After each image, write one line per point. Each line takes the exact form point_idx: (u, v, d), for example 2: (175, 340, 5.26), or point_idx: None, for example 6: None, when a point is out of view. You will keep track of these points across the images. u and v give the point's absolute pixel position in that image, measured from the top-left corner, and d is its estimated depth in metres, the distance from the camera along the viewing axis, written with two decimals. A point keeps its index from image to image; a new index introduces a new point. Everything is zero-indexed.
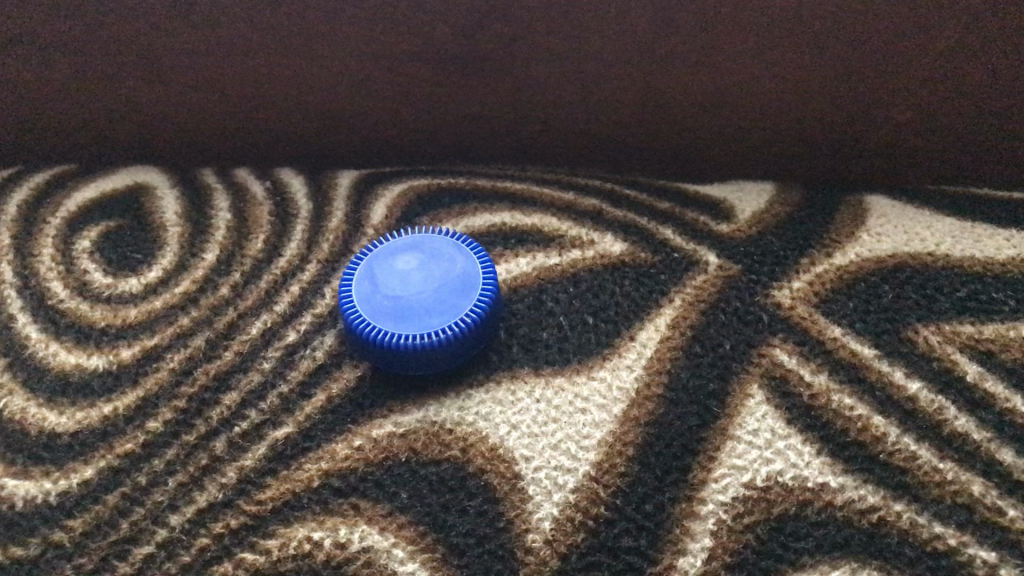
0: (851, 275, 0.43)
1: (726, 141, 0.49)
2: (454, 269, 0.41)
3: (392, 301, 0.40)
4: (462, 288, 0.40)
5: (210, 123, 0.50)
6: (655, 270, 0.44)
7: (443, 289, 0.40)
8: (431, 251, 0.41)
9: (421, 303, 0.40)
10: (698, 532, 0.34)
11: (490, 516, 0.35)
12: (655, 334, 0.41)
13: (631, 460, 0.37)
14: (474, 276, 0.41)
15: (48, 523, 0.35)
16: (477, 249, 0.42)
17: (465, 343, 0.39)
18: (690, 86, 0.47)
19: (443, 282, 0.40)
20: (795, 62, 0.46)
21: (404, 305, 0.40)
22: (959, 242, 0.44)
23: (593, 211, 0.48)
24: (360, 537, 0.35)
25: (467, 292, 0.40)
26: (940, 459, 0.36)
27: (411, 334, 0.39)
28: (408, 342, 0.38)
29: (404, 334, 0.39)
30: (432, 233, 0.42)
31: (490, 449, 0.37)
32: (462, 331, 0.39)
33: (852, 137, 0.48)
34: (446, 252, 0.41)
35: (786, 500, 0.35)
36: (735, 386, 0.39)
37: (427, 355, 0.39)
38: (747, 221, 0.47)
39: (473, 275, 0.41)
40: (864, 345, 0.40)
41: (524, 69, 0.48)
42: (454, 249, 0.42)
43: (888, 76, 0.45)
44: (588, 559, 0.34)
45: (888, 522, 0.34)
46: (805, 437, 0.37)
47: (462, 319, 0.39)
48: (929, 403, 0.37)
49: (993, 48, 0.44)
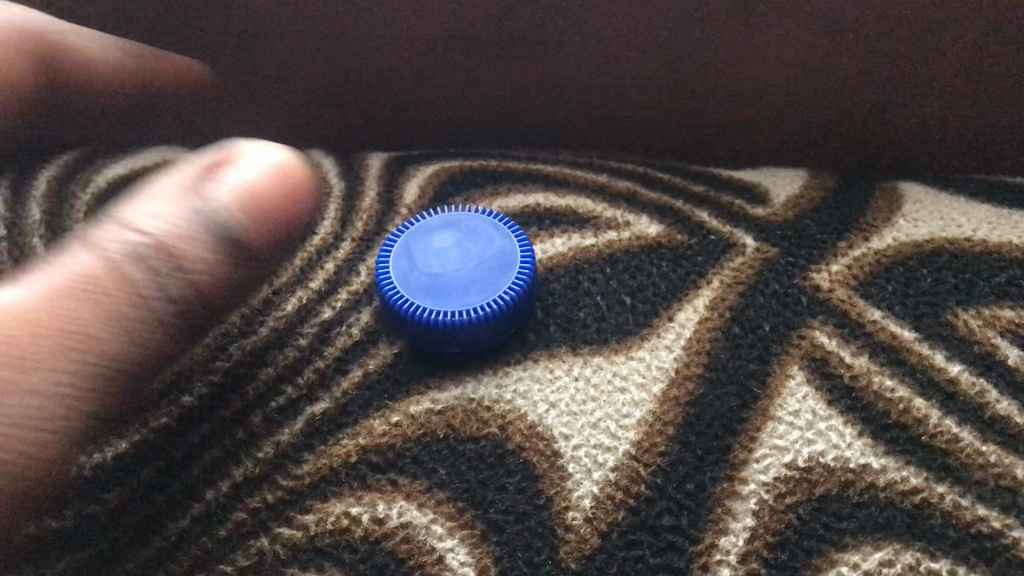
0: (890, 259, 0.43)
1: (759, 127, 0.49)
2: (488, 252, 0.41)
3: (429, 278, 0.40)
4: (497, 270, 0.40)
5: (239, 104, 0.50)
6: (692, 252, 0.44)
7: (477, 273, 0.40)
8: (463, 232, 0.41)
9: (459, 282, 0.40)
10: (740, 511, 0.34)
11: (529, 494, 0.35)
12: (694, 315, 0.41)
13: (672, 439, 0.36)
14: (508, 257, 0.40)
15: (83, 495, 0.35)
16: (515, 227, 0.42)
17: (505, 321, 0.39)
18: (723, 69, 0.47)
19: (480, 261, 0.40)
20: (830, 49, 0.46)
21: (442, 283, 0.40)
22: (995, 228, 0.44)
23: (627, 193, 0.48)
24: (398, 513, 0.34)
25: (502, 274, 0.40)
26: (982, 442, 0.36)
27: (450, 311, 0.39)
28: (448, 320, 0.38)
29: (444, 311, 0.39)
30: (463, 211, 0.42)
31: (529, 426, 0.37)
32: (501, 309, 0.39)
33: (884, 124, 0.48)
34: (483, 231, 0.41)
35: (828, 480, 0.35)
36: (775, 367, 0.38)
37: (467, 332, 0.39)
38: (784, 205, 0.46)
39: (507, 256, 0.40)
40: (904, 327, 0.40)
41: (556, 52, 0.48)
42: (491, 228, 0.41)
43: (919, 65, 0.46)
44: (628, 538, 0.34)
45: (931, 503, 0.34)
46: (846, 419, 0.37)
47: (501, 297, 0.39)
48: (971, 386, 0.37)
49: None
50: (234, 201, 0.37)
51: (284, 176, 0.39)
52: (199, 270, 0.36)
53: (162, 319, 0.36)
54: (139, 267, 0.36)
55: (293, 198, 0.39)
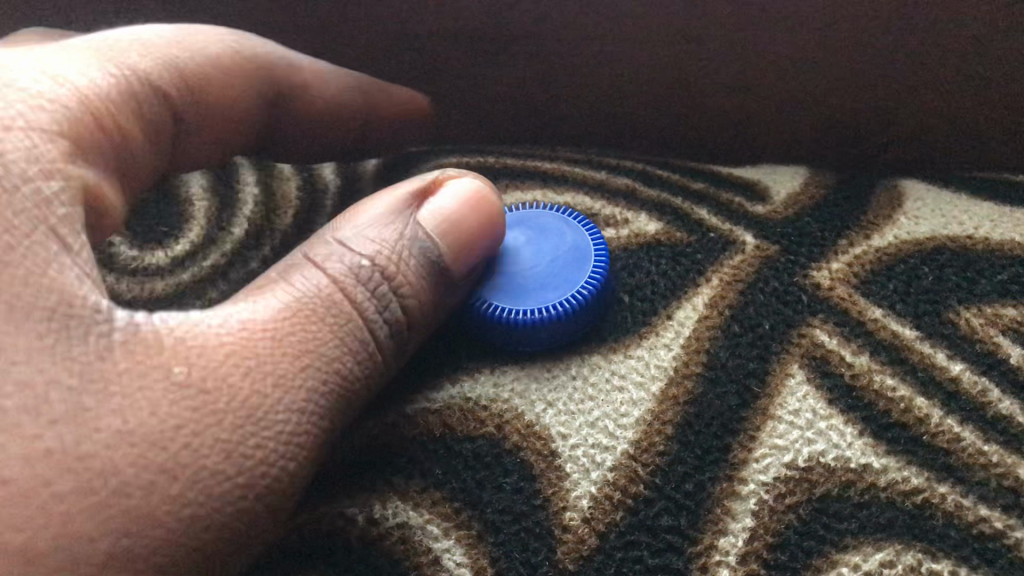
0: (891, 257, 0.42)
1: (759, 123, 0.49)
2: (561, 247, 0.42)
3: (508, 279, 0.41)
4: (568, 265, 0.41)
5: None
6: (691, 249, 0.43)
7: (547, 270, 0.41)
8: (535, 229, 0.42)
9: (536, 280, 0.40)
10: (740, 512, 0.34)
11: (526, 494, 0.34)
12: (693, 313, 0.40)
13: (670, 438, 0.36)
14: (577, 252, 0.41)
15: None
16: (585, 221, 0.43)
17: (588, 314, 0.40)
18: (720, 66, 0.47)
19: (554, 257, 0.41)
20: (827, 46, 0.46)
21: (519, 283, 0.40)
22: (998, 226, 0.44)
23: (626, 190, 0.47)
24: (393, 514, 0.34)
25: (574, 269, 0.41)
26: (984, 442, 0.35)
27: (530, 307, 0.39)
28: (530, 316, 0.39)
29: (523, 309, 0.39)
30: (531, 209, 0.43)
31: (527, 425, 0.36)
32: (582, 302, 0.39)
33: (884, 121, 0.48)
34: (554, 227, 0.42)
35: (828, 480, 0.34)
36: (775, 365, 0.38)
37: (546, 328, 0.39)
38: (784, 203, 0.46)
39: (581, 251, 0.41)
40: (905, 326, 0.39)
41: (553, 48, 0.48)
42: (562, 223, 0.43)
43: (917, 62, 0.46)
44: (627, 538, 0.33)
45: (933, 503, 0.34)
46: (847, 418, 0.36)
47: (581, 289, 0.40)
48: (972, 385, 0.37)
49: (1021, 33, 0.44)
50: (443, 217, 0.38)
51: (476, 203, 0.38)
52: (411, 300, 0.36)
53: (383, 348, 0.36)
54: (368, 297, 0.35)
55: (490, 222, 0.39)
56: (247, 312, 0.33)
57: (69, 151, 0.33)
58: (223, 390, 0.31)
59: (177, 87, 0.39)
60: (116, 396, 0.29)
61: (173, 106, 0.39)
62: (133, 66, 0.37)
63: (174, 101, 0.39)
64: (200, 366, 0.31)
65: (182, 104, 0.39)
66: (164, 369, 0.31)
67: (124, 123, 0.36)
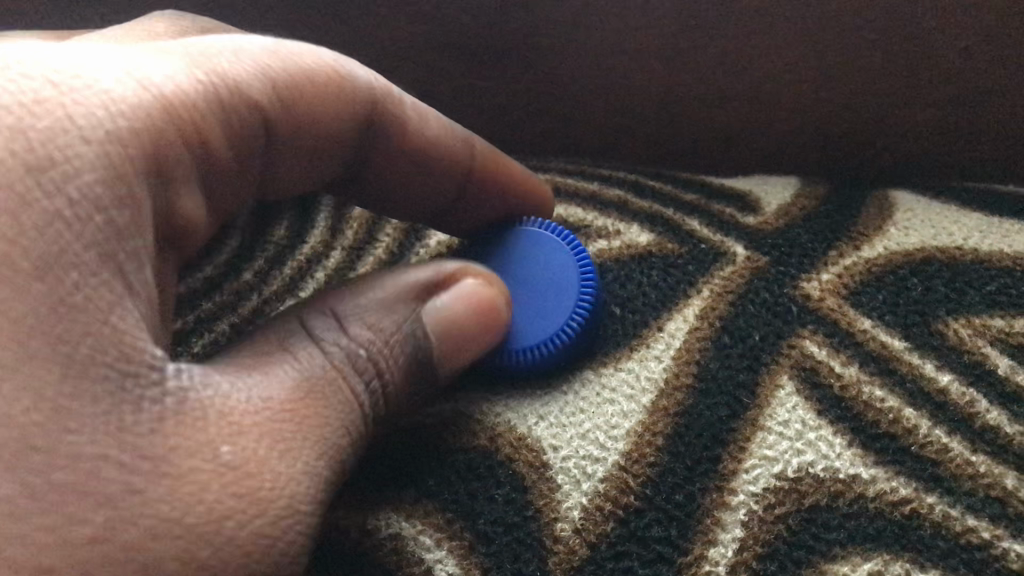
0: (880, 268, 0.42)
1: (751, 134, 0.49)
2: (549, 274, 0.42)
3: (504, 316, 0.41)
4: (556, 292, 0.41)
5: None
6: (682, 261, 0.44)
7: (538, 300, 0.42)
8: (523, 256, 0.43)
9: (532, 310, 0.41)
10: (729, 522, 0.34)
11: (518, 504, 0.35)
12: (684, 324, 0.41)
13: (661, 450, 0.36)
14: (565, 277, 0.42)
15: None
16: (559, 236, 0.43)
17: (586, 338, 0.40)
18: (710, 77, 0.47)
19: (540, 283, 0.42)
20: (815, 57, 0.46)
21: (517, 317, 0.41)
22: (986, 237, 0.44)
23: (618, 201, 0.47)
24: (387, 524, 0.34)
25: (561, 296, 0.41)
26: (972, 452, 0.36)
27: (534, 343, 0.40)
28: (536, 352, 0.40)
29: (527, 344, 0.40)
30: (518, 230, 0.44)
31: (518, 437, 0.37)
32: (578, 327, 0.40)
33: (874, 131, 0.48)
34: (531, 250, 0.43)
35: (817, 491, 0.35)
36: (765, 376, 0.38)
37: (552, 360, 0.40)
38: (775, 213, 0.46)
39: (569, 276, 0.42)
40: (894, 337, 0.39)
41: (546, 59, 0.48)
42: (539, 244, 0.43)
43: (904, 73, 0.46)
44: (617, 549, 0.33)
45: (920, 514, 0.34)
46: (836, 429, 0.36)
47: (574, 314, 0.40)
48: (960, 396, 0.37)
49: (1003, 45, 0.45)
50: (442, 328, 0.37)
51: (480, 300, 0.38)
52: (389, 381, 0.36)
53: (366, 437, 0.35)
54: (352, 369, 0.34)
55: (488, 325, 0.39)
56: (263, 388, 0.32)
57: (147, 165, 0.30)
58: (270, 474, 0.30)
59: (273, 101, 0.36)
60: (167, 478, 0.28)
61: (265, 123, 0.36)
62: (227, 76, 0.34)
63: (267, 119, 0.36)
64: (244, 448, 0.30)
65: (275, 122, 0.36)
66: (211, 449, 0.29)
67: (210, 140, 0.33)
